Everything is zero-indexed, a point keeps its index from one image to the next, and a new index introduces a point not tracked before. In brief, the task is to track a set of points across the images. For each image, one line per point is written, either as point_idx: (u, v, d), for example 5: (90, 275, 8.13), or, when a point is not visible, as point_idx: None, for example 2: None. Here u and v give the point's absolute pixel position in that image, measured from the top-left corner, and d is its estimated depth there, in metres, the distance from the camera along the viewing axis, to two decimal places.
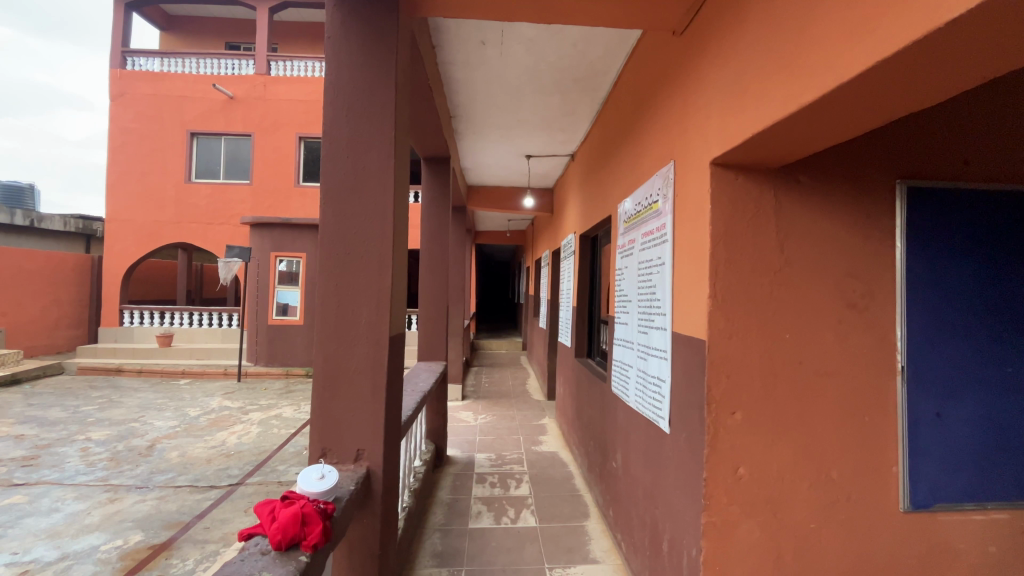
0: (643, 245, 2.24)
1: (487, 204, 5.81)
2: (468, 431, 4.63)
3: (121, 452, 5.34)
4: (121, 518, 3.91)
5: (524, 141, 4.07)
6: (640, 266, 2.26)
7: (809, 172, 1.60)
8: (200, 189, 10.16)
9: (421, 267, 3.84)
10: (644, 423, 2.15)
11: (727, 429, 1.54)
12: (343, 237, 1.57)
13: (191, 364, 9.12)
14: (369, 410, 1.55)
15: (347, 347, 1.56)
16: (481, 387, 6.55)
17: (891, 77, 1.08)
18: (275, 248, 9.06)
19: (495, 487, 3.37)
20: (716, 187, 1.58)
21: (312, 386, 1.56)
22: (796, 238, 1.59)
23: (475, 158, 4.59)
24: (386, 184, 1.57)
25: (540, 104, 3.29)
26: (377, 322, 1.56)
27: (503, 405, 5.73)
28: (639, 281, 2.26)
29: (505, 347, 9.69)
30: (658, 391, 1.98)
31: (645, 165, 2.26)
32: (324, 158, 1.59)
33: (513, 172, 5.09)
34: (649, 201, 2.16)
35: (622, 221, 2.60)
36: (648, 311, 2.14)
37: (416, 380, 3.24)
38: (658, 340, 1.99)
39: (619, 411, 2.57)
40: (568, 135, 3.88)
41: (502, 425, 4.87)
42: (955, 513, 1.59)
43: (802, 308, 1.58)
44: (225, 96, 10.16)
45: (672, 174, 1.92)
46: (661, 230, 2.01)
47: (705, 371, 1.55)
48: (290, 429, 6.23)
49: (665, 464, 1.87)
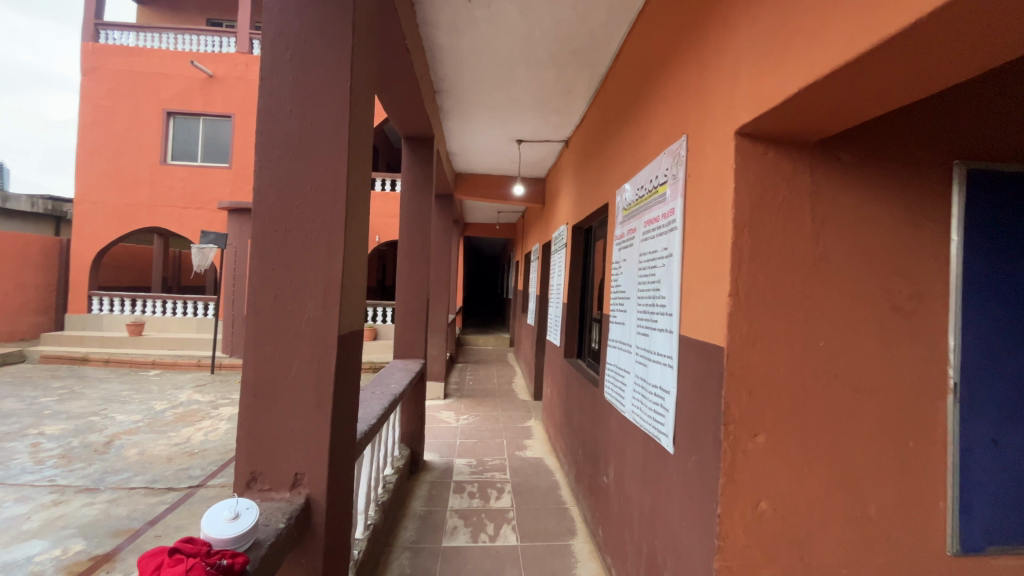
0: (645, 234, 1.96)
1: (474, 192, 5.50)
2: (449, 433, 4.35)
3: (74, 448, 4.96)
4: (64, 523, 3.57)
5: (514, 123, 3.77)
6: (641, 258, 1.98)
7: (850, 149, 1.34)
8: (176, 171, 9.70)
9: (400, 257, 3.51)
10: (643, 437, 1.88)
11: (746, 455, 1.28)
12: (282, 211, 1.27)
13: (162, 354, 8.73)
14: (311, 425, 1.25)
15: (285, 347, 1.25)
16: (465, 385, 6.26)
17: (989, 16, 0.82)
18: None
19: (473, 498, 3.09)
20: (741, 164, 1.30)
21: (241, 395, 1.26)
22: (834, 226, 1.32)
23: (462, 141, 4.28)
24: (338, 148, 1.27)
25: (533, 79, 2.99)
26: (324, 317, 1.26)
27: (487, 404, 5.45)
28: (640, 275, 1.98)
29: (492, 343, 9.42)
30: (660, 403, 1.71)
31: (651, 143, 1.98)
32: (260, 112, 1.29)
33: (502, 158, 4.79)
34: (654, 183, 1.88)
35: (621, 209, 2.32)
36: (649, 310, 1.86)
37: (387, 380, 2.93)
38: (662, 344, 1.72)
39: (613, 421, 2.30)
40: (563, 118, 3.60)
41: (486, 428, 4.59)
42: (1008, 557, 1.35)
43: (839, 311, 1.32)
44: (204, 74, 9.69)
45: (684, 151, 1.64)
46: (669, 217, 1.73)
47: (723, 385, 1.28)
48: None
49: (669, 489, 1.60)
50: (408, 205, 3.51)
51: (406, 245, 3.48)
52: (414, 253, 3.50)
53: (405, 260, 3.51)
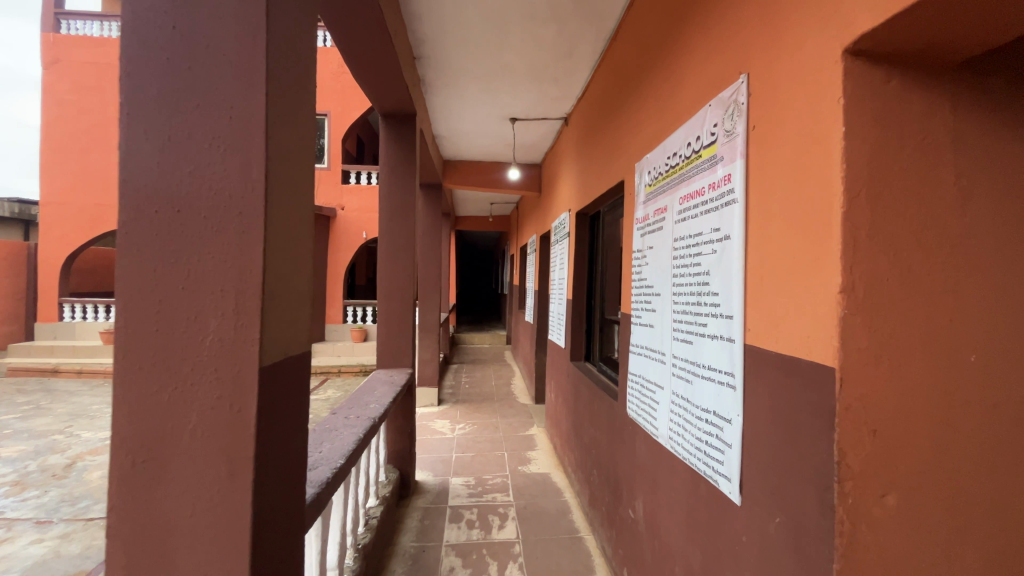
0: (681, 213, 1.54)
1: (465, 180, 5.05)
2: (444, 446, 3.94)
3: (30, 473, 4.49)
4: (5, 567, 3.11)
5: (507, 97, 3.33)
6: (676, 244, 1.57)
7: (1006, 74, 0.92)
8: None
9: (380, 252, 3.04)
10: (686, 472, 1.47)
11: (872, 526, 0.87)
12: (165, 177, 0.83)
13: None
14: (220, 506, 0.83)
15: (178, 388, 0.82)
16: (461, 389, 5.84)
17: None
18: None
19: (472, 529, 2.67)
20: (855, 96, 0.88)
21: (111, 462, 0.83)
22: (983, 189, 0.92)
23: (448, 121, 3.83)
24: (249, 85, 0.83)
25: (529, 39, 2.55)
26: (237, 342, 0.83)
27: (485, 409, 5.05)
28: (675, 265, 1.56)
29: (487, 342, 9.03)
30: (714, 433, 1.30)
31: (686, 98, 1.56)
32: (126, 30, 0.84)
33: (494, 142, 4.35)
34: (693, 147, 1.46)
35: (643, 187, 1.91)
36: (692, 311, 1.44)
37: (367, 399, 2.43)
38: (714, 356, 1.31)
39: (640, 444, 1.89)
40: (563, 89, 3.18)
41: (484, 438, 4.18)
42: None
43: (996, 310, 0.91)
44: None
45: (741, 99, 1.22)
46: (719, 188, 1.31)
47: (837, 424, 0.87)
48: None
49: (735, 552, 1.19)
50: (388, 191, 3.05)
51: (387, 238, 3.02)
52: (396, 247, 3.03)
53: (386, 254, 3.03)
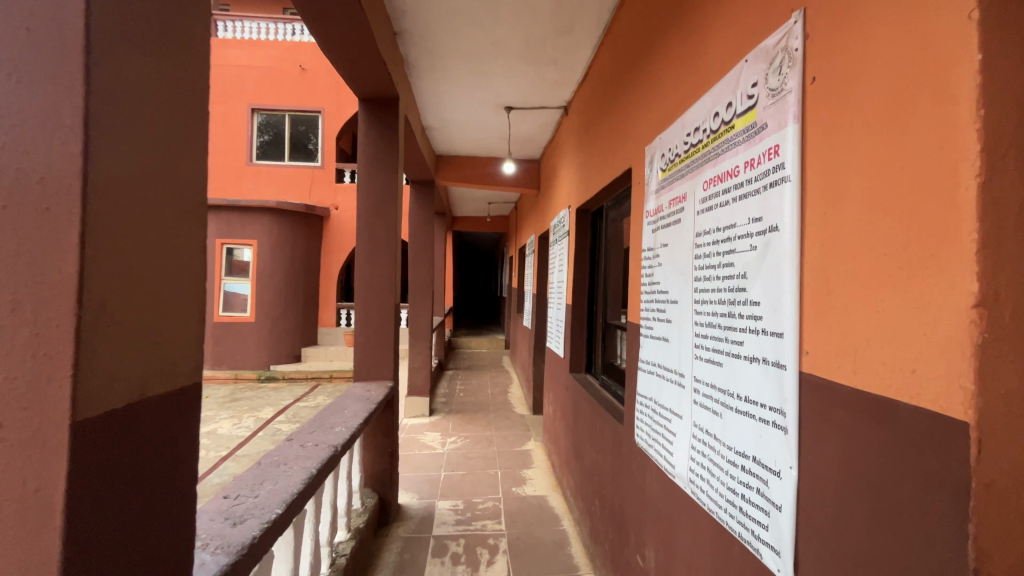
0: (706, 201, 1.24)
1: (459, 177, 4.77)
2: (432, 463, 3.64)
3: None
4: None
5: (501, 81, 3.03)
6: (699, 239, 1.26)
7: None
8: None
9: (358, 252, 2.73)
10: (712, 529, 1.17)
11: None
12: None
13: None
14: None
15: None
16: (454, 397, 5.54)
17: None
18: (221, 235, 8.09)
19: (457, 565, 2.36)
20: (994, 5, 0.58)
21: None
22: None
23: (438, 110, 3.54)
24: None
25: (522, 10, 2.26)
26: (33, 379, 0.52)
27: (479, 420, 4.75)
28: (699, 265, 1.26)
29: (485, 346, 8.74)
30: (754, 486, 0.99)
31: (712, 60, 1.26)
32: None
33: (489, 135, 4.05)
34: (723, 117, 1.16)
35: (657, 173, 1.60)
36: (721, 323, 1.14)
37: (337, 416, 2.08)
38: (752, 384, 1.01)
39: (651, 480, 1.58)
40: (562, 73, 2.88)
41: (476, 453, 3.87)
42: None
43: None
44: None
45: (793, 45, 0.92)
46: (760, 165, 1.01)
47: (975, 510, 0.56)
48: (222, 451, 5.19)
49: None
50: (369, 183, 2.75)
51: (366, 236, 2.71)
52: (376, 247, 2.71)
53: (364, 254, 2.71)
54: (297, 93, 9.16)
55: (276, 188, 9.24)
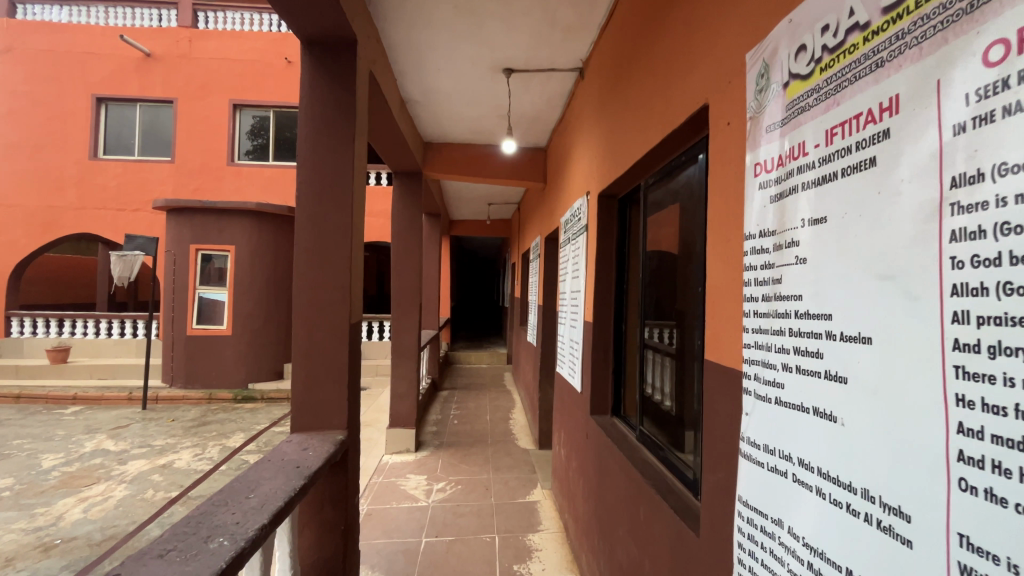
0: (1004, 89, 0.48)
1: (450, 168, 4.05)
2: (411, 523, 2.87)
3: None
4: None
5: (496, 26, 2.30)
6: (982, 194, 0.50)
7: None
8: (109, 168, 8.34)
9: (298, 250, 1.95)
10: None
11: None
12: None
13: (87, 387, 7.32)
14: None
15: None
16: (447, 425, 4.77)
17: None
18: (195, 240, 7.39)
19: None
20: None
21: None
22: None
23: (419, 74, 2.81)
24: None
25: None
26: None
27: (474, 455, 3.99)
28: (979, 257, 0.50)
29: (485, 361, 7.99)
30: None
31: None
32: None
33: (485, 112, 3.32)
34: None
35: (782, 92, 0.85)
36: None
37: (248, 487, 1.42)
38: None
39: None
40: (578, 10, 2.14)
41: (468, 505, 3.10)
42: None
43: None
44: (140, 53, 8.34)
45: None
46: None
47: None
48: (172, 490, 4.42)
49: None
50: (312, 152, 1.97)
51: (309, 228, 1.94)
52: (324, 249, 1.95)
53: (306, 256, 1.94)
54: (283, 87, 8.49)
55: (259, 189, 8.55)
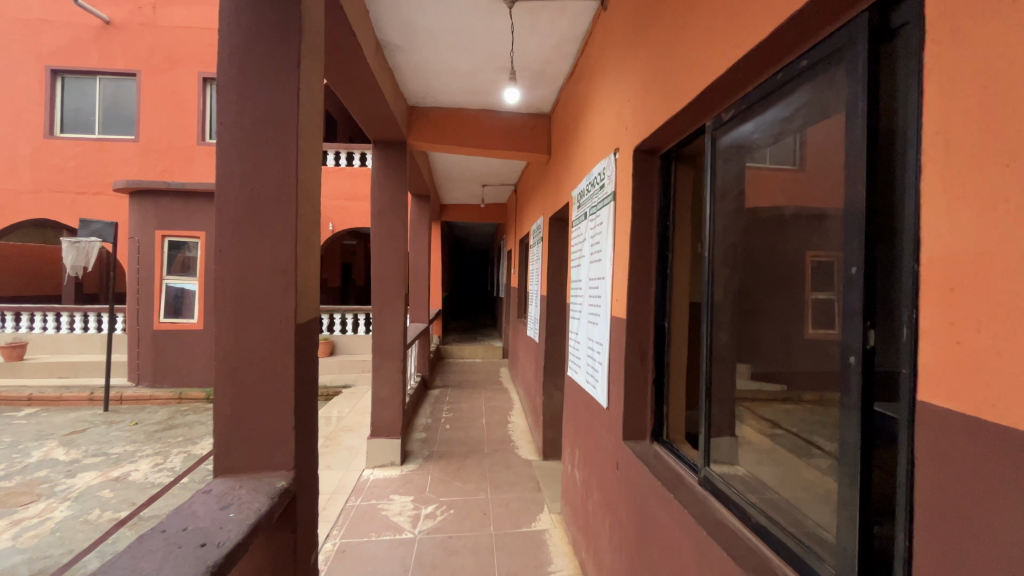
0: None
1: (438, 136, 3.48)
2: (393, 562, 2.35)
3: None
4: None
5: None
6: None
7: None
8: (67, 147, 7.64)
9: (222, 221, 1.38)
10: None
11: None
12: None
13: (45, 387, 6.69)
14: None
15: None
16: (438, 432, 4.23)
17: None
18: (160, 225, 6.74)
19: None
20: None
21: None
22: None
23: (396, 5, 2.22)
24: None
25: None
26: None
27: (468, 468, 3.48)
28: None
29: (480, 355, 7.47)
30: None
31: None
32: None
33: (480, 62, 2.74)
34: None
35: None
36: None
37: None
38: None
39: None
40: None
41: (462, 537, 2.58)
42: None
43: None
44: (99, 20, 7.60)
45: None
46: None
47: None
48: (121, 508, 3.86)
49: None
50: (240, 82, 1.38)
51: (239, 189, 1.38)
52: (259, 219, 1.38)
53: (231, 229, 1.38)
54: None
55: None
